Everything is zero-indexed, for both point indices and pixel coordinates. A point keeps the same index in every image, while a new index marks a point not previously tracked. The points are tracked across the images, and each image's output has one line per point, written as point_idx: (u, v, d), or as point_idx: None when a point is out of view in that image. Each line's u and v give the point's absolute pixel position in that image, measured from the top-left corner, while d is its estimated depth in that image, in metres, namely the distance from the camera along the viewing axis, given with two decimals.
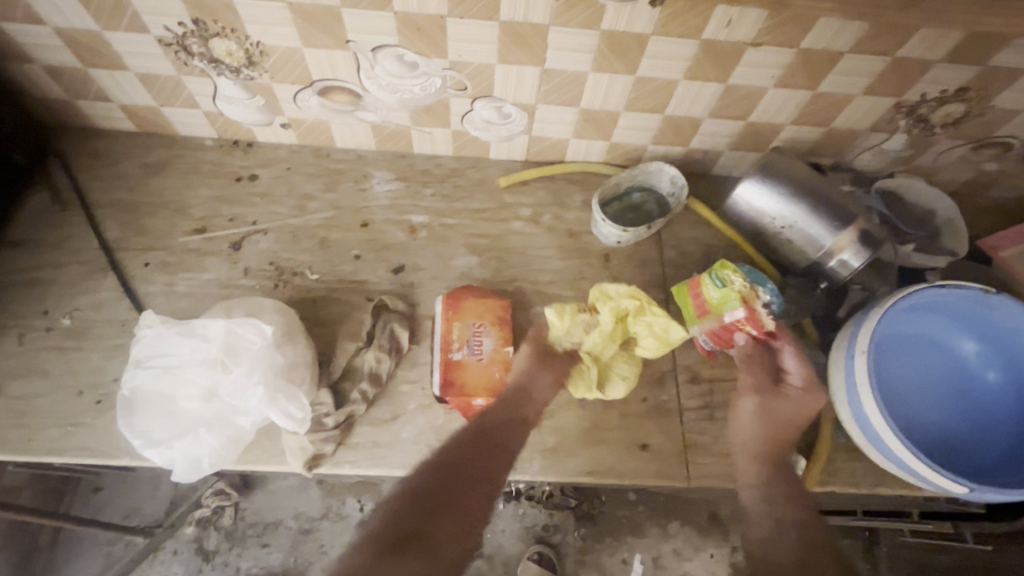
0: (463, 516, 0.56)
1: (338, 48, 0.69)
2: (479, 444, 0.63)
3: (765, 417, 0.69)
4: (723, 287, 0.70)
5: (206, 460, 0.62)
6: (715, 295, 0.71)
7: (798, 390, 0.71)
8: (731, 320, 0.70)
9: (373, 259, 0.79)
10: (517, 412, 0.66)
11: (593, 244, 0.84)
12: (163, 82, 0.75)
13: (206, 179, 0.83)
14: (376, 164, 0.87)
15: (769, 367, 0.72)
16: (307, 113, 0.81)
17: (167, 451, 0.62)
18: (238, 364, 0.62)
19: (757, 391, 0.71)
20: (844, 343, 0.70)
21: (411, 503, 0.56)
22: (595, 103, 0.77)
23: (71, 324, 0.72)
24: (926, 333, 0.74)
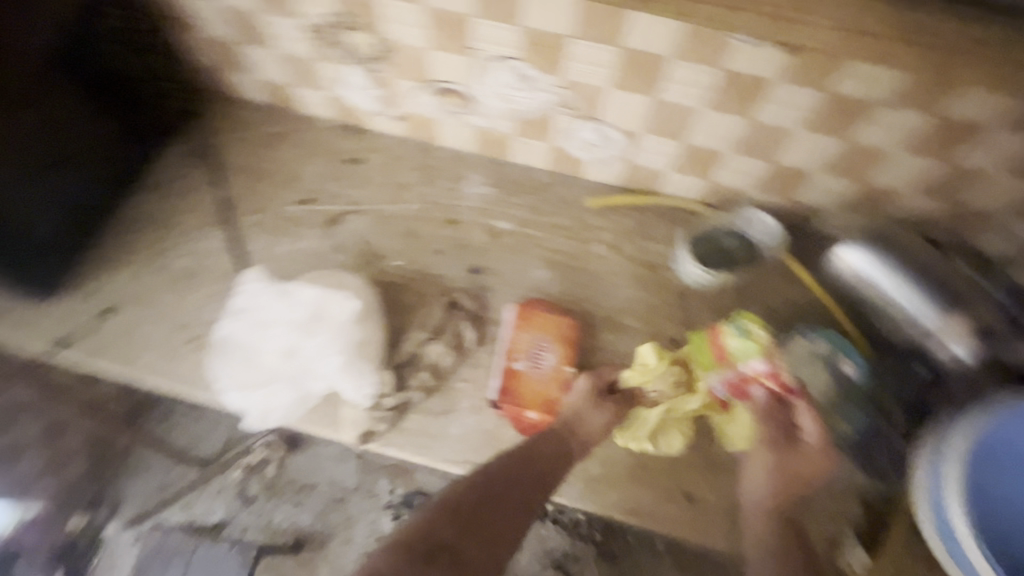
0: (496, 534, 0.57)
1: (461, 54, 0.73)
2: (520, 469, 0.62)
3: (779, 468, 0.66)
4: (745, 336, 0.69)
5: (275, 414, 0.67)
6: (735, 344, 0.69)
7: (813, 450, 0.66)
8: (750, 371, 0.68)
9: (454, 256, 0.82)
10: (563, 438, 0.66)
11: (672, 280, 0.82)
12: (300, 64, 0.83)
13: (319, 157, 0.90)
14: (472, 166, 0.90)
15: (783, 421, 0.67)
16: (419, 109, 0.85)
17: (243, 399, 0.67)
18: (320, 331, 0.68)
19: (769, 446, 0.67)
20: (930, 439, 0.63)
21: (445, 513, 0.57)
22: (701, 140, 0.76)
23: (182, 266, 0.80)
24: None
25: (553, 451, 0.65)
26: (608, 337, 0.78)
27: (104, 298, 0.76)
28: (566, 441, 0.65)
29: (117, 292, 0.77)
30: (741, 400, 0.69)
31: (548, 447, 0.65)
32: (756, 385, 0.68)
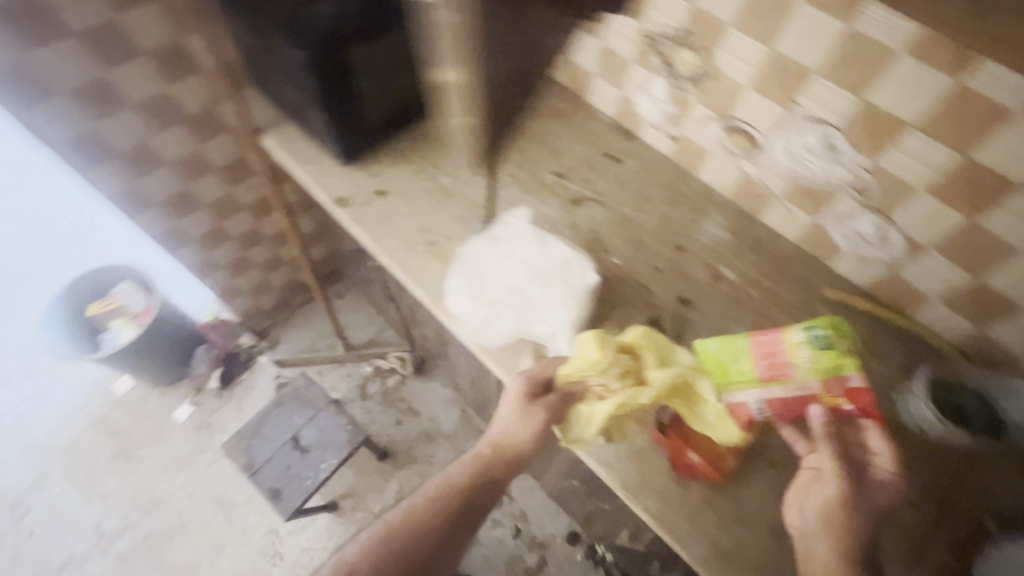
0: (434, 552, 0.70)
1: (779, 103, 0.74)
2: (438, 523, 0.71)
3: (852, 500, 0.59)
4: (821, 348, 0.58)
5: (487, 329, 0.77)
6: (808, 355, 0.58)
7: (882, 475, 0.60)
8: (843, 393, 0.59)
9: (669, 279, 0.83)
10: (496, 464, 0.73)
11: (885, 408, 0.74)
12: (616, 60, 0.90)
13: (585, 143, 0.97)
14: (719, 207, 0.90)
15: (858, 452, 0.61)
16: (699, 138, 0.88)
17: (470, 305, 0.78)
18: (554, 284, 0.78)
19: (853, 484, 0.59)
20: None
21: (403, 534, 0.70)
22: (998, 282, 0.68)
23: (444, 184, 0.91)
24: None
25: (482, 495, 0.73)
26: None
27: (381, 182, 0.90)
28: (497, 467, 0.73)
29: (391, 181, 0.91)
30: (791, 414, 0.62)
31: (480, 491, 0.73)
32: (813, 403, 0.60)
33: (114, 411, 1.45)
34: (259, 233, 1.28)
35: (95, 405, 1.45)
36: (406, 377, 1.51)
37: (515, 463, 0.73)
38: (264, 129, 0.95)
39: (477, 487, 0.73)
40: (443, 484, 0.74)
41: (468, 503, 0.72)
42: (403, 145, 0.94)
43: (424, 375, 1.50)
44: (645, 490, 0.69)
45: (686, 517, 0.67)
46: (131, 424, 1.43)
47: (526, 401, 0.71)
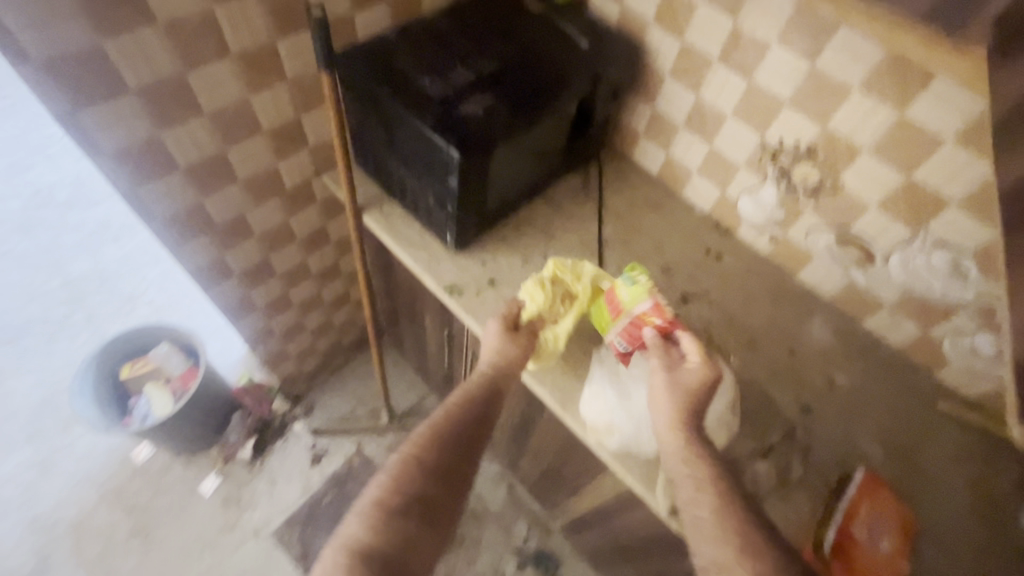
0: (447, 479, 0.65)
1: (906, 224, 0.77)
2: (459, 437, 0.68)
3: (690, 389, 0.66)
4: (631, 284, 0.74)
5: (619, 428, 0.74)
6: (625, 292, 0.74)
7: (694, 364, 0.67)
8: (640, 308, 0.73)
9: (787, 384, 0.83)
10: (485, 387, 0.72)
11: (1012, 530, 0.75)
12: (723, 163, 0.93)
13: (684, 237, 0.98)
14: (821, 310, 0.92)
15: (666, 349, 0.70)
16: (805, 244, 0.90)
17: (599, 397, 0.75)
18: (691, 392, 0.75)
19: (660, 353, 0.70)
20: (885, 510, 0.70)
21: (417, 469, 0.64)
22: None
23: None
24: None
25: (495, 393, 0.72)
26: (930, 550, 0.72)
27: (491, 270, 0.89)
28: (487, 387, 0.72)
29: (501, 269, 0.89)
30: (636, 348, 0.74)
31: (482, 397, 0.71)
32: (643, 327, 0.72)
33: (131, 481, 1.32)
34: (318, 298, 1.23)
35: (112, 475, 1.32)
36: None
37: (507, 379, 0.73)
38: (366, 209, 0.93)
39: (477, 392, 0.71)
40: (442, 415, 0.69)
41: (482, 396, 0.71)
42: (508, 232, 0.93)
43: None
44: None
45: None
46: (151, 498, 1.31)
47: (505, 330, 0.76)
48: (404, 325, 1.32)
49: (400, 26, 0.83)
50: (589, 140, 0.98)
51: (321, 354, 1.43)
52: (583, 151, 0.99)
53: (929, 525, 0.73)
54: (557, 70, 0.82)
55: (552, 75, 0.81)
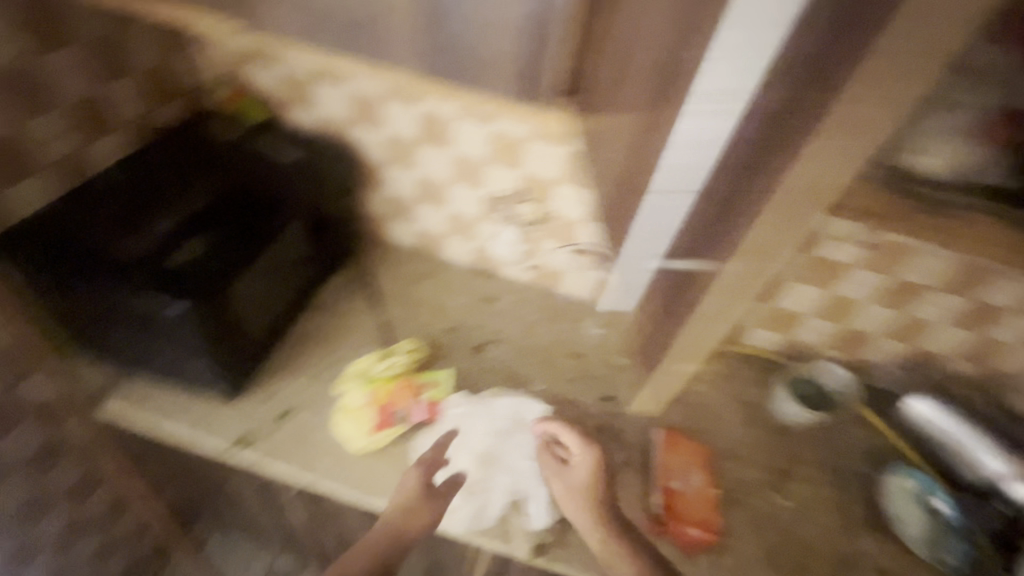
0: None
1: (607, 225, 0.94)
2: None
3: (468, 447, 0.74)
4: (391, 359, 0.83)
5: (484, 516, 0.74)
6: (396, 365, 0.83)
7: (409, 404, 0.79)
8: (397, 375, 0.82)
9: (584, 384, 0.94)
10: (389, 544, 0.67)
11: (773, 419, 0.94)
12: (463, 222, 1.03)
13: (461, 294, 1.05)
14: (588, 311, 1.07)
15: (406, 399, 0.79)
16: (552, 263, 1.04)
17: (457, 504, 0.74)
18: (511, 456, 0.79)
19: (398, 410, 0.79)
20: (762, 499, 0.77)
21: None
22: (787, 304, 0.96)
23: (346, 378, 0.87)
24: None
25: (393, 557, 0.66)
26: (730, 465, 0.86)
27: (280, 400, 0.82)
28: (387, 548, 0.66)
29: (290, 396, 0.83)
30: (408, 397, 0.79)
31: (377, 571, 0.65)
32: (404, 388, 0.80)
33: None
34: (79, 522, 0.98)
35: None
36: None
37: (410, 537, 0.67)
38: (105, 397, 0.79)
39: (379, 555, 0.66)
40: None
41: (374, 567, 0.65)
42: (286, 355, 0.88)
43: None
44: None
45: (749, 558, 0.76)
46: None
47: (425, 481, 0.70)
48: (214, 496, 1.13)
49: (74, 193, 0.75)
50: (339, 241, 0.99)
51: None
52: (337, 253, 1.00)
53: (721, 444, 0.89)
54: (269, 187, 0.82)
55: (264, 196, 0.81)
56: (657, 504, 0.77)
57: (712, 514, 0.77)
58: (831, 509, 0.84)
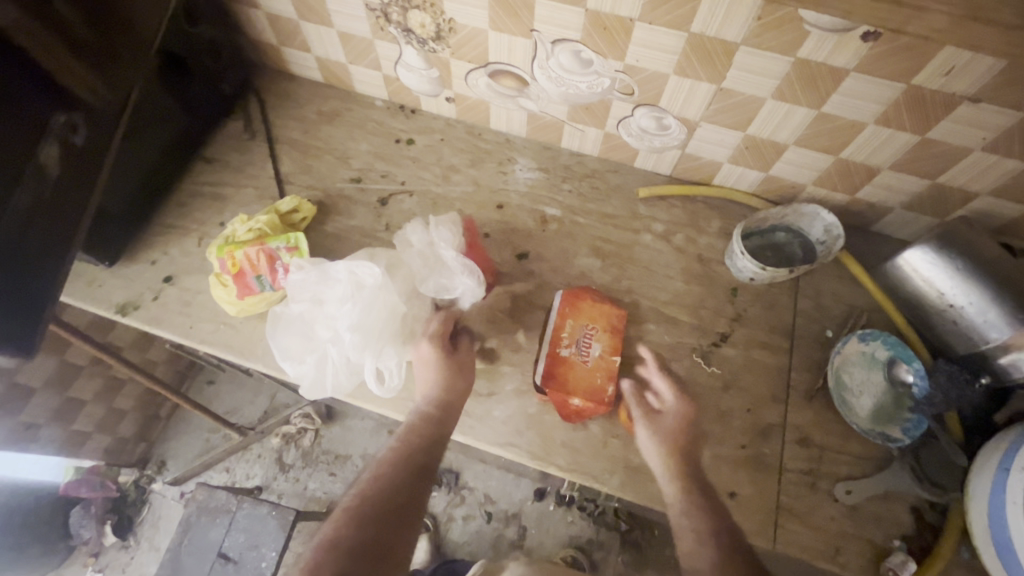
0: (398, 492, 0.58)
1: (521, 36, 0.71)
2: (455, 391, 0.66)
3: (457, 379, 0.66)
4: (252, 225, 0.74)
5: (327, 382, 0.64)
6: (257, 224, 0.75)
7: (265, 267, 0.70)
8: (258, 250, 0.71)
9: (501, 240, 0.82)
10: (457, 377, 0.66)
11: (722, 276, 0.79)
12: (357, 42, 0.83)
13: (371, 137, 0.90)
14: (521, 150, 0.89)
15: (257, 266, 0.70)
16: (473, 91, 0.84)
17: (300, 367, 0.65)
18: (355, 302, 0.64)
19: (245, 280, 0.70)
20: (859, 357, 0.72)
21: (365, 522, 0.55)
22: (763, 131, 0.73)
23: None
24: None
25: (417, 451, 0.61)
26: (654, 328, 0.76)
27: (164, 267, 0.79)
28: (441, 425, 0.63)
29: (176, 261, 0.80)
30: (264, 269, 0.70)
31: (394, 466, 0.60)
32: (254, 249, 0.71)
33: None
34: (73, 366, 1.14)
35: None
36: (321, 429, 1.41)
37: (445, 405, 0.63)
38: None
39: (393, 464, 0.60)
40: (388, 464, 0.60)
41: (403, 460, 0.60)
42: (177, 254, 0.80)
43: (339, 418, 1.42)
44: (552, 449, 0.69)
45: (782, 335, 0.75)
46: None
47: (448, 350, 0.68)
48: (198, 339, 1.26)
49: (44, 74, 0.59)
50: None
51: (135, 413, 1.33)
52: None
53: (647, 331, 0.75)
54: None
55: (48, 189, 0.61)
56: (538, 372, 0.69)
57: (609, 385, 0.68)
58: (767, 374, 0.73)
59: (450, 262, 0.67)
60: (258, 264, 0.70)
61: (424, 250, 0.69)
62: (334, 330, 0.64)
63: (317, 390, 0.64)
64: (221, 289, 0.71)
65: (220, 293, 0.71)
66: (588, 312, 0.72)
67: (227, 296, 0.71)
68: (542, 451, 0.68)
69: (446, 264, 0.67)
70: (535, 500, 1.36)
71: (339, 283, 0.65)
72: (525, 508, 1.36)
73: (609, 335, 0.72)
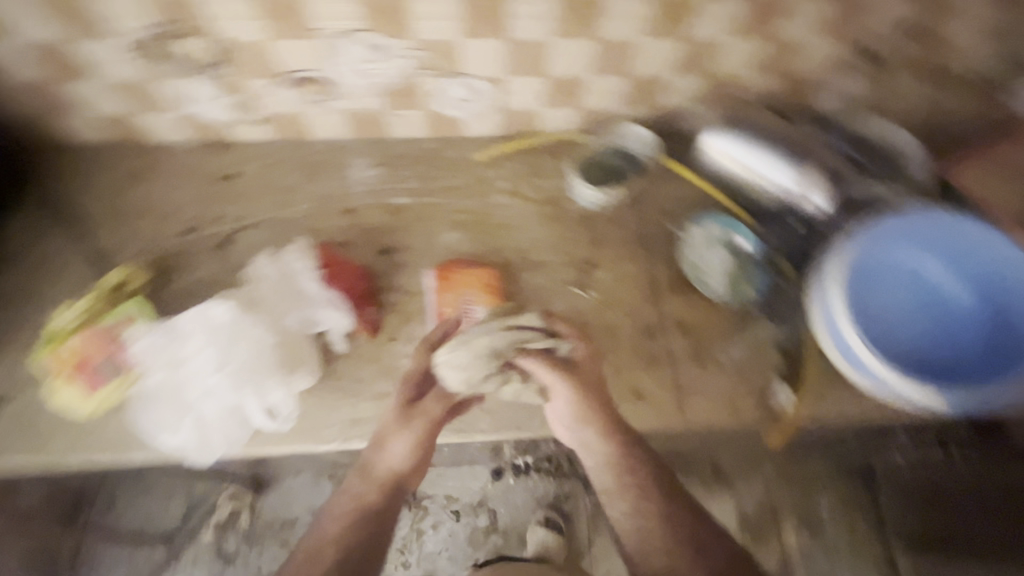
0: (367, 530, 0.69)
1: (306, 37, 0.70)
2: (423, 451, 0.69)
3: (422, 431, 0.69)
4: (74, 314, 0.69)
5: (215, 438, 0.63)
6: (81, 311, 0.70)
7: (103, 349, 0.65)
8: (87, 335, 0.65)
9: (361, 243, 0.81)
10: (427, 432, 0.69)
11: (574, 210, 0.85)
12: (136, 87, 0.76)
13: (191, 183, 0.84)
14: (353, 151, 0.88)
15: (93, 351, 0.65)
16: (282, 107, 0.81)
17: (181, 434, 0.63)
18: (210, 351, 0.62)
19: (86, 371, 0.64)
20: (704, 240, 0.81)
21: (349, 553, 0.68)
22: (563, 71, 0.79)
23: None
24: (915, 275, 0.73)
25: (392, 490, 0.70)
26: (529, 276, 0.80)
27: None
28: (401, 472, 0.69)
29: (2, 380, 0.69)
30: (103, 351, 0.65)
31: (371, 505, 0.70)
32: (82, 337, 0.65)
33: None
34: None
35: None
36: (254, 502, 1.28)
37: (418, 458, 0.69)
38: None
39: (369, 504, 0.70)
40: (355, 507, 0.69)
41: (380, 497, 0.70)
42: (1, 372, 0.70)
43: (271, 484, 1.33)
44: (472, 418, 0.70)
45: (639, 244, 0.82)
46: None
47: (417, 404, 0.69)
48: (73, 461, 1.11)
49: None
50: None
51: None
52: None
53: (524, 281, 0.79)
54: None
55: None
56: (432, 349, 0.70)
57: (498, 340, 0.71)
58: (637, 281, 0.80)
59: (311, 293, 0.65)
60: (93, 348, 0.65)
61: (279, 281, 0.65)
62: (205, 380, 0.62)
63: (208, 450, 0.63)
64: (65, 392, 0.64)
65: (64, 396, 0.64)
66: (462, 281, 0.76)
67: (72, 396, 0.63)
68: (462, 423, 0.69)
69: (309, 296, 0.65)
70: (494, 481, 1.38)
71: (187, 338, 0.62)
72: (489, 492, 1.37)
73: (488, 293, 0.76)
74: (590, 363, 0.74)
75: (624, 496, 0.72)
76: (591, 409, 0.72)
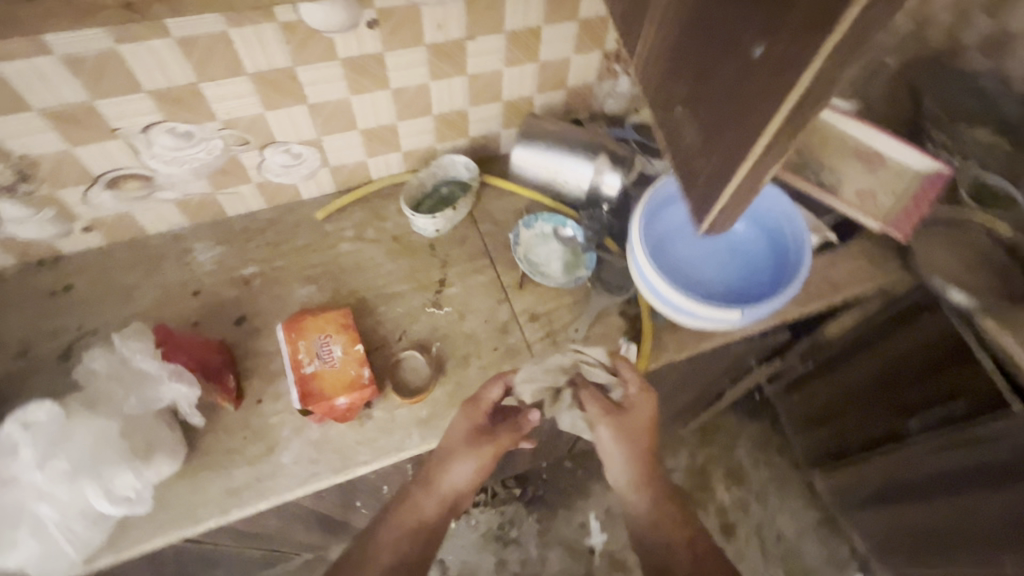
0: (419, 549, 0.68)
1: (107, 139, 0.73)
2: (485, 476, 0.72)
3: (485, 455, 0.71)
4: None
5: (65, 543, 0.61)
6: None
7: None
8: None
9: (213, 319, 0.82)
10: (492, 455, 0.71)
11: (417, 241, 0.92)
12: None
13: (19, 306, 0.82)
14: (193, 237, 0.90)
15: None
16: (104, 210, 0.82)
17: (26, 551, 0.60)
18: (38, 454, 0.59)
19: None
20: (537, 238, 0.91)
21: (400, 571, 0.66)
22: (370, 122, 0.87)
23: None
24: (698, 222, 0.86)
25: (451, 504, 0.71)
26: (385, 309, 0.84)
27: None
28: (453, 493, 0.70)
29: None
30: None
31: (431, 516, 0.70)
32: None
33: None
34: None
35: None
36: None
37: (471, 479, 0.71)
38: None
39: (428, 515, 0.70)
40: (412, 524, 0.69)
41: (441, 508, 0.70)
42: None
43: None
44: (352, 454, 0.72)
45: (482, 256, 0.90)
46: None
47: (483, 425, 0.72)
48: None
49: None
50: None
51: None
52: None
53: (382, 314, 0.84)
54: None
55: None
56: (294, 401, 0.71)
57: (362, 370, 0.73)
58: (486, 289, 0.87)
59: (150, 371, 0.66)
60: None
61: (113, 370, 0.67)
62: (35, 486, 0.60)
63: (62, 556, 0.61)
64: None
65: None
66: (315, 328, 0.76)
67: None
68: (342, 460, 0.71)
69: (150, 374, 0.66)
70: None
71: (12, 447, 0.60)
72: None
73: (345, 333, 0.76)
74: (456, 371, 0.79)
75: (648, 507, 0.69)
76: (630, 453, 0.69)
